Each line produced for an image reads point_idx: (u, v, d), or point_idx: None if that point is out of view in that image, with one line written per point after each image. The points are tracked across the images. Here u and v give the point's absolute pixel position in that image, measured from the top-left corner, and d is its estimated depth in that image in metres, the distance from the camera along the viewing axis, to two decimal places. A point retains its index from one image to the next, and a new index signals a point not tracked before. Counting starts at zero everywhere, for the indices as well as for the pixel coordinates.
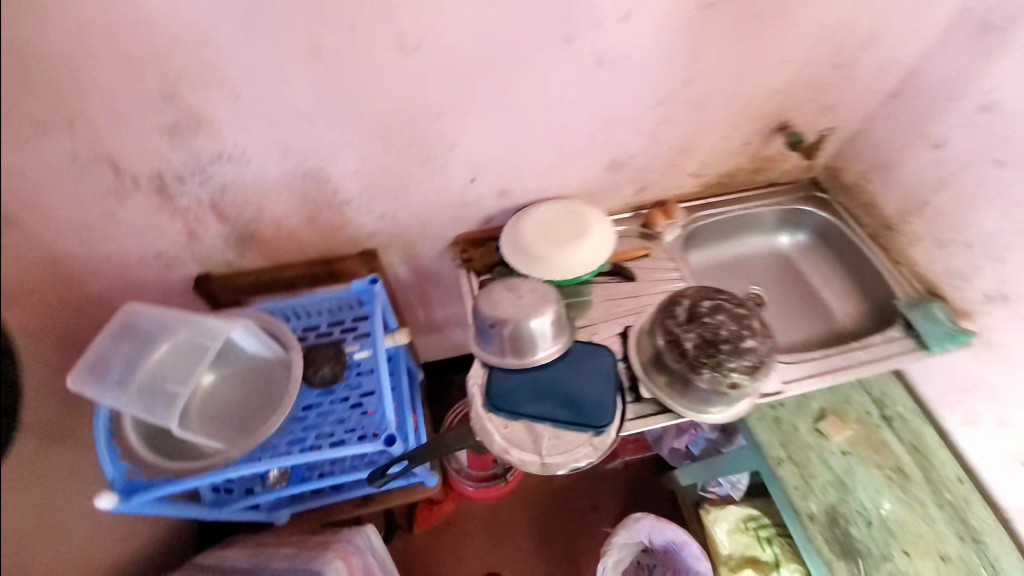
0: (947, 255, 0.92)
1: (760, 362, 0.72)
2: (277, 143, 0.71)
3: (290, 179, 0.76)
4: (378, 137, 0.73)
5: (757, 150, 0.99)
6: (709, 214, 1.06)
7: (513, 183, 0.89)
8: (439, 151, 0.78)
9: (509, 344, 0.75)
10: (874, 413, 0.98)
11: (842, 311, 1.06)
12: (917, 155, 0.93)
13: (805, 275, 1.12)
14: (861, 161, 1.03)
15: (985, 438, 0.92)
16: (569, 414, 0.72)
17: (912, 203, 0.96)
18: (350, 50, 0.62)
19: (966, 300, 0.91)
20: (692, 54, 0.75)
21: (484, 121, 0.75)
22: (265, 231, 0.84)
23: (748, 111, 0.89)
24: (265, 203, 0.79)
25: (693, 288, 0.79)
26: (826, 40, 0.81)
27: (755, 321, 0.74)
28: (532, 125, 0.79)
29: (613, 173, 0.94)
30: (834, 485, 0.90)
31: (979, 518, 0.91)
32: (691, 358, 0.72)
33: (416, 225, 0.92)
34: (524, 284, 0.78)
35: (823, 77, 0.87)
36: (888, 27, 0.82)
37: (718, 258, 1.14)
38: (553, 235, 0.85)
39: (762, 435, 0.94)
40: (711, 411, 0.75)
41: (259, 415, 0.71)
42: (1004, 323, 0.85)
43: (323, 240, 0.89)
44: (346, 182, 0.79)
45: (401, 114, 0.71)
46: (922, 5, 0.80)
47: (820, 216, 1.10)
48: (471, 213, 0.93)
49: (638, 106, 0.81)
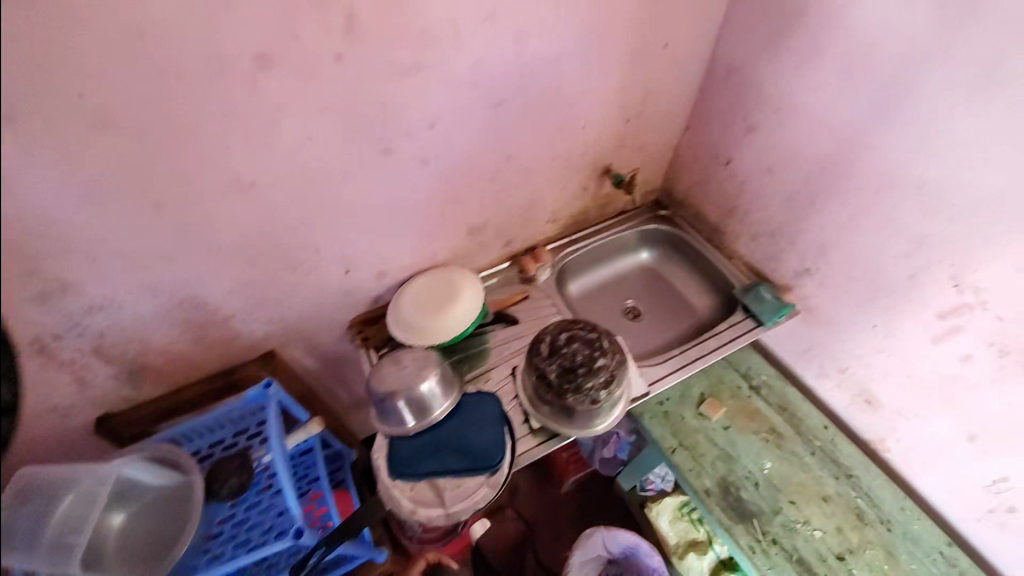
0: (759, 245, 1.11)
1: (613, 376, 0.85)
2: (148, 284, 0.76)
3: (169, 311, 0.82)
4: (243, 258, 0.81)
5: (595, 190, 1.17)
6: (575, 249, 1.23)
7: (387, 264, 1.00)
8: (307, 256, 0.87)
9: (406, 412, 0.83)
10: (745, 386, 1.12)
11: (701, 305, 1.24)
12: (717, 171, 1.13)
13: (668, 280, 1.30)
14: (682, 181, 1.23)
15: (831, 387, 1.08)
16: (464, 462, 0.81)
17: (726, 208, 1.16)
18: (196, 197, 0.70)
19: (783, 278, 1.10)
20: (505, 135, 0.90)
21: (342, 223, 0.86)
22: (156, 360, 0.88)
23: (571, 163, 1.06)
24: (149, 336, 0.84)
25: (553, 324, 0.92)
26: (612, 103, 0.99)
27: (604, 341, 0.88)
28: (385, 217, 0.90)
29: (475, 235, 1.07)
30: (721, 459, 1.03)
31: (850, 456, 1.03)
32: (557, 387, 0.84)
33: (307, 320, 1.00)
34: (407, 354, 0.87)
35: (626, 125, 1.06)
36: (662, 82, 1.02)
37: (595, 283, 1.30)
38: (428, 305, 0.98)
39: (655, 431, 1.06)
40: (591, 427, 0.86)
41: (170, 540, 0.73)
42: (811, 291, 1.04)
43: (219, 353, 0.94)
44: (225, 301, 0.86)
45: (262, 235, 0.79)
46: (680, 62, 1.01)
47: (666, 230, 1.29)
48: (356, 297, 1.02)
49: (475, 181, 0.95)
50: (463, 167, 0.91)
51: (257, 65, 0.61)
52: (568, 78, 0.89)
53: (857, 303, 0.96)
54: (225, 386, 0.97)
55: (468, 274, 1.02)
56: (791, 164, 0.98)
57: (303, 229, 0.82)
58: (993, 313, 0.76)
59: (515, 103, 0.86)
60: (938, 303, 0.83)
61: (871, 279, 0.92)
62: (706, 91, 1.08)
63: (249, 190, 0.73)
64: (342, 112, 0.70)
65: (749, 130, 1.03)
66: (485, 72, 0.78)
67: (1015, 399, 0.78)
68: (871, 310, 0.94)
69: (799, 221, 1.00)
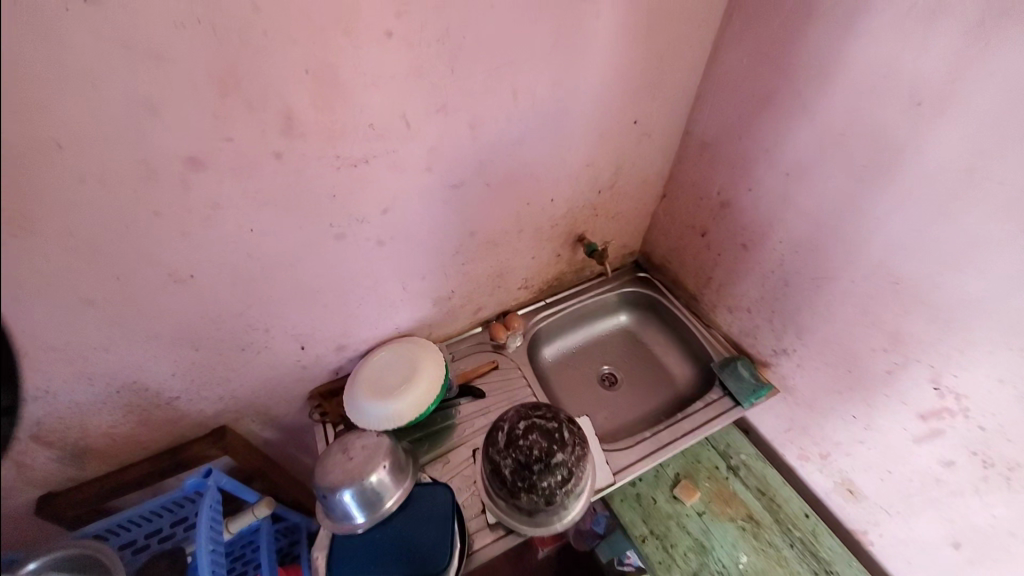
0: (737, 318, 1.07)
1: (571, 472, 0.80)
2: (82, 376, 0.71)
3: (108, 398, 0.77)
4: (187, 343, 0.77)
5: (569, 256, 1.14)
6: (550, 313, 1.20)
7: (347, 338, 0.97)
8: (256, 336, 0.84)
9: (353, 507, 0.78)
10: (722, 466, 1.07)
11: (680, 374, 1.19)
12: (693, 241, 1.10)
13: (647, 345, 1.26)
14: (660, 246, 1.20)
15: (814, 471, 1.02)
16: (405, 567, 0.76)
17: (703, 278, 1.12)
18: (130, 293, 0.65)
19: (761, 353, 1.05)
20: (469, 213, 0.86)
21: (294, 304, 0.83)
22: (97, 446, 0.82)
23: (543, 233, 1.03)
24: (88, 424, 0.78)
25: (513, 409, 0.88)
26: (582, 177, 0.96)
27: (564, 432, 0.83)
28: (341, 296, 0.87)
29: (442, 305, 1.04)
30: (694, 551, 0.97)
31: (831, 550, 0.97)
32: (512, 484, 0.80)
33: (261, 394, 0.96)
34: (357, 441, 0.82)
35: (599, 195, 1.03)
36: (634, 154, 0.99)
37: (571, 347, 1.26)
38: (385, 384, 0.93)
39: (626, 516, 1.01)
40: (553, 525, 0.80)
41: None
42: (789, 372, 0.99)
43: (166, 432, 0.90)
44: (167, 385, 0.82)
45: (207, 320, 0.76)
46: (653, 135, 0.98)
47: (645, 293, 1.26)
48: (314, 369, 0.98)
49: (441, 256, 0.92)
50: (424, 246, 0.87)
51: (186, 167, 0.57)
52: (534, 158, 0.85)
53: (836, 390, 0.90)
54: (171, 466, 0.90)
55: (430, 350, 0.98)
56: (764, 243, 0.93)
57: (250, 312, 0.79)
58: (975, 422, 0.70)
59: (477, 184, 0.82)
60: (918, 403, 0.76)
61: (849, 366, 0.86)
62: (682, 162, 1.05)
63: (188, 282, 0.69)
64: (285, 204, 0.67)
65: (723, 205, 0.99)
66: (441, 158, 0.74)
67: (1001, 511, 0.71)
68: (849, 399, 0.88)
69: (775, 301, 0.96)
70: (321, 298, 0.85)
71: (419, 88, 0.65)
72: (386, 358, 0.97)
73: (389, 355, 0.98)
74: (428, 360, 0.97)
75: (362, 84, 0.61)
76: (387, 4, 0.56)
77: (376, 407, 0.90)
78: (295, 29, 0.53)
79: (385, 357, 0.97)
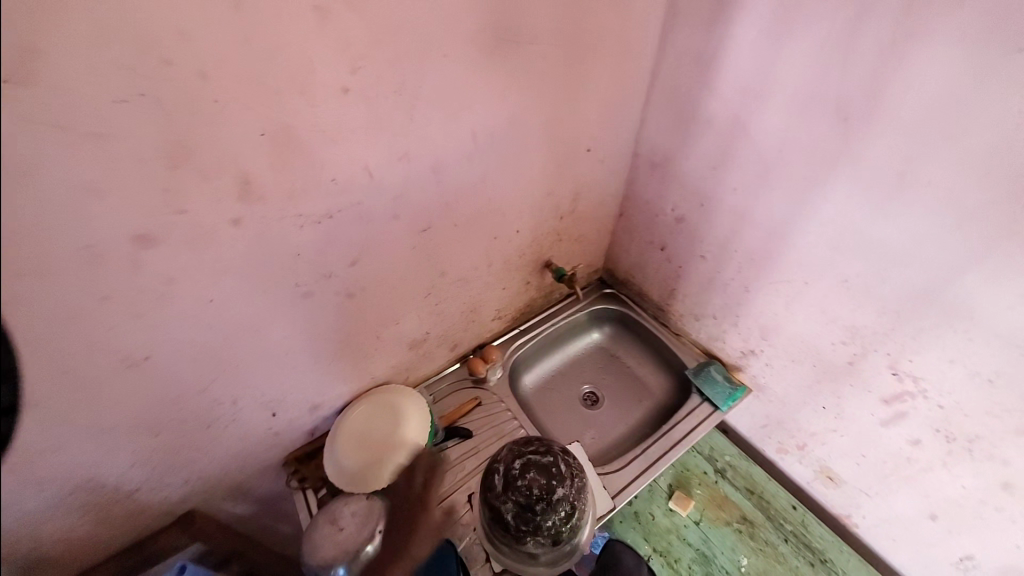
0: (704, 325, 1.11)
1: (574, 507, 0.79)
2: (25, 485, 0.63)
3: (56, 504, 0.69)
4: (145, 429, 0.70)
5: (538, 282, 1.15)
6: (526, 340, 1.20)
7: (321, 396, 0.92)
8: (222, 410, 0.78)
9: None
10: (711, 471, 1.09)
11: (657, 385, 1.21)
12: (654, 255, 1.14)
13: (622, 360, 1.27)
14: (624, 263, 1.24)
15: (794, 463, 1.06)
16: None
17: (667, 290, 1.16)
18: (77, 386, 0.59)
19: (730, 357, 1.09)
20: (437, 255, 0.85)
21: (262, 370, 0.78)
22: (46, 557, 0.73)
23: (512, 264, 1.03)
24: (34, 535, 0.70)
25: (506, 448, 0.85)
26: (543, 207, 0.97)
27: (560, 465, 0.82)
28: (310, 355, 0.82)
29: (418, 348, 1.01)
30: (698, 562, 0.98)
31: (822, 538, 1.01)
32: (515, 528, 0.78)
33: (231, 469, 0.89)
34: (347, 511, 0.79)
35: (562, 221, 1.05)
36: (590, 179, 1.02)
37: (549, 370, 1.26)
38: (370, 444, 0.89)
39: (628, 537, 1.00)
40: (560, 561, 0.81)
41: None
42: (759, 372, 1.04)
43: (128, 528, 0.81)
44: (124, 477, 0.74)
45: (167, 401, 0.70)
46: (606, 160, 1.01)
47: (614, 309, 1.28)
48: (288, 433, 0.93)
49: (413, 300, 0.90)
50: (394, 292, 0.84)
51: (136, 246, 0.53)
52: (497, 194, 0.86)
53: (805, 384, 0.95)
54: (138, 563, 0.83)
55: (416, 397, 0.96)
56: (721, 253, 0.98)
57: (215, 386, 0.73)
58: (935, 402, 0.75)
59: (444, 225, 0.81)
60: (881, 388, 0.81)
61: (814, 360, 0.91)
62: (634, 182, 1.09)
63: (144, 365, 0.63)
64: (247, 270, 0.64)
65: (678, 220, 1.03)
66: (406, 205, 0.73)
67: (968, 481, 0.77)
68: (818, 391, 0.93)
69: (738, 307, 1.00)
70: (290, 360, 0.80)
71: (379, 139, 0.64)
72: (368, 415, 0.93)
73: (370, 409, 0.93)
74: (412, 411, 0.94)
75: (320, 141, 0.59)
76: (341, 62, 0.55)
77: (365, 471, 0.88)
78: (247, 94, 0.51)
79: (366, 413, 0.93)
